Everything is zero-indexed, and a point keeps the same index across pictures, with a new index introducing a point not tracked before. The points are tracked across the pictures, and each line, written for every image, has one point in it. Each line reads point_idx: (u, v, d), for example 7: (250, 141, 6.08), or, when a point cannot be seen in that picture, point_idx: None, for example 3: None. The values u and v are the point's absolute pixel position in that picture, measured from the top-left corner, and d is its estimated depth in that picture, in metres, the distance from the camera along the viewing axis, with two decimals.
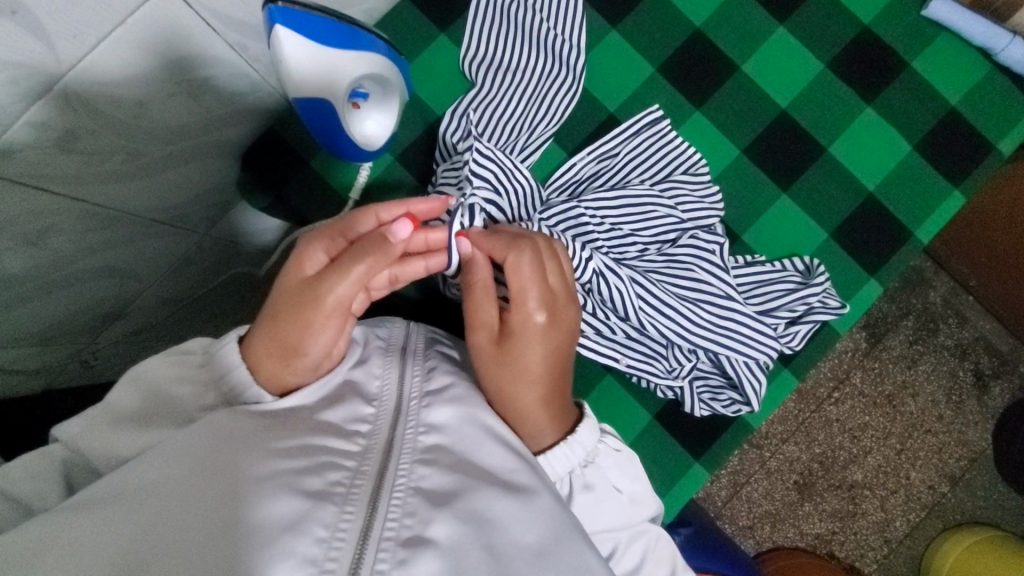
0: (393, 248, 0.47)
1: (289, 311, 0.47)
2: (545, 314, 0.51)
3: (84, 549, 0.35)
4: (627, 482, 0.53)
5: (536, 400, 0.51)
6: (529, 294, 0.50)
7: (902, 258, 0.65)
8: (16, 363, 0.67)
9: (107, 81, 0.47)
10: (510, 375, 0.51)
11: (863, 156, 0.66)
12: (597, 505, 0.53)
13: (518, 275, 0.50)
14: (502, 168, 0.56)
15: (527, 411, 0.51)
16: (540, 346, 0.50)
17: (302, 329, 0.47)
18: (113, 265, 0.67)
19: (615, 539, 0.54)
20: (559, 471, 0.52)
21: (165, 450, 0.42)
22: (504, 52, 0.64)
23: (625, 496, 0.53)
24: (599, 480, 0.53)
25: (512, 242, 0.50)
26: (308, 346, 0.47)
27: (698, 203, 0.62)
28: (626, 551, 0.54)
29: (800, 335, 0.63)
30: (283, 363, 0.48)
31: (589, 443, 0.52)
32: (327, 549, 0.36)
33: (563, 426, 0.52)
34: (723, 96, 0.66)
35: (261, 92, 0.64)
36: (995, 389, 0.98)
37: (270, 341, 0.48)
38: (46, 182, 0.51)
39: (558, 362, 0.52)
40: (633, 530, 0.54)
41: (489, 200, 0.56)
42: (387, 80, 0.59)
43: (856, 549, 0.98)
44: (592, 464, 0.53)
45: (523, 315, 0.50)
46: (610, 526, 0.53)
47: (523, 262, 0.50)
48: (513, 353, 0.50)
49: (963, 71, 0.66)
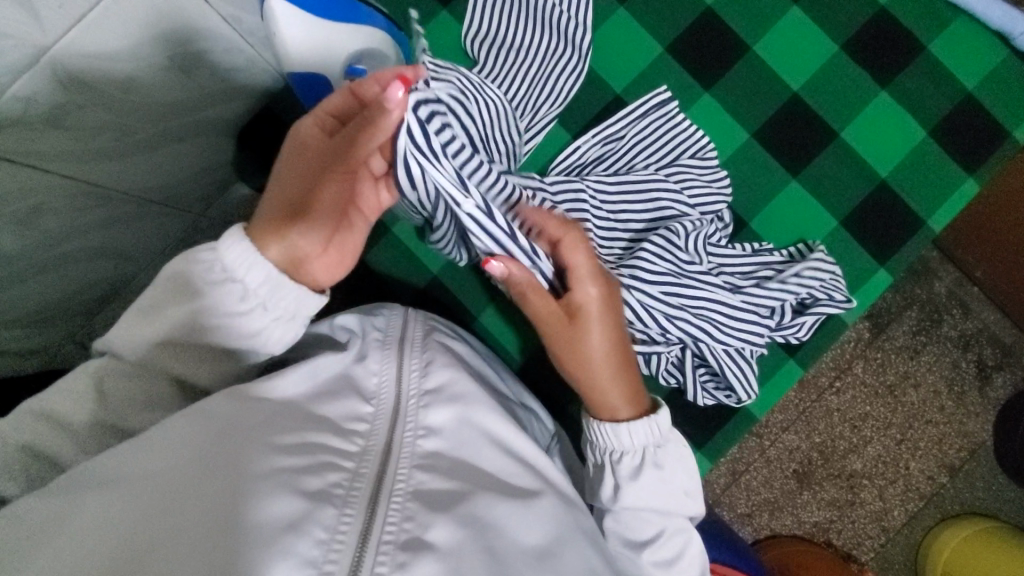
0: (384, 126, 0.44)
1: (291, 192, 0.49)
2: (603, 292, 0.50)
3: (78, 543, 0.35)
4: (688, 474, 0.53)
5: (609, 365, 0.52)
6: (588, 275, 0.50)
7: (915, 245, 0.63)
8: (10, 343, 0.66)
9: (96, 55, 0.46)
10: (578, 355, 0.52)
11: (876, 142, 0.64)
12: (660, 485, 0.51)
13: (576, 262, 0.49)
14: (466, 79, 0.51)
15: (603, 375, 0.52)
16: (600, 327, 0.51)
17: (302, 220, 0.49)
18: (105, 245, 0.65)
19: (661, 526, 0.51)
20: (630, 445, 0.52)
21: (157, 440, 0.41)
22: (508, 30, 0.62)
23: (682, 487, 0.52)
24: (668, 463, 0.52)
25: (564, 226, 0.49)
26: (302, 235, 0.49)
27: (705, 186, 0.61)
28: (668, 541, 0.51)
29: (806, 326, 0.61)
30: (286, 245, 0.49)
31: (667, 427, 0.52)
32: (326, 551, 0.35)
33: (639, 406, 0.53)
34: (734, 78, 0.64)
35: (257, 68, 0.63)
36: (997, 380, 0.97)
37: (280, 221, 0.49)
38: (36, 158, 0.49)
39: (615, 334, 0.52)
40: (678, 524, 0.52)
41: (455, 98, 0.49)
42: (382, 53, 0.57)
43: (853, 538, 0.98)
44: (664, 446, 0.52)
45: (585, 298, 0.50)
46: (660, 509, 0.51)
47: (579, 245, 0.49)
48: (580, 335, 0.51)
49: (980, 55, 0.63)
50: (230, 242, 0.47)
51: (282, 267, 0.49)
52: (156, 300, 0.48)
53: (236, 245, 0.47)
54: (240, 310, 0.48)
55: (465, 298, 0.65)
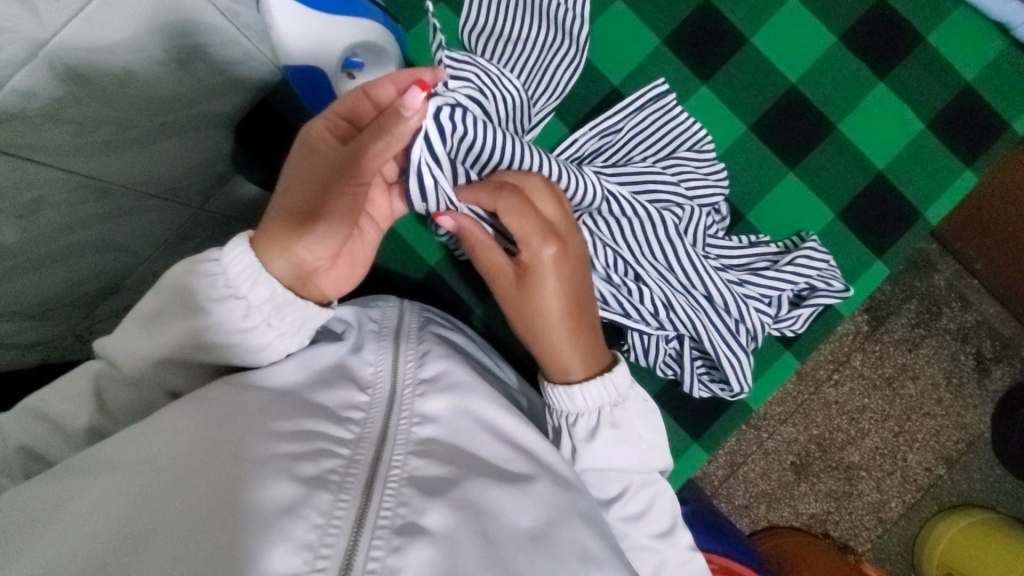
0: (405, 129, 0.43)
1: (293, 200, 0.47)
2: (556, 249, 0.50)
3: (77, 530, 0.35)
4: (649, 430, 0.53)
5: (568, 334, 0.51)
6: (535, 233, 0.49)
7: (912, 238, 0.64)
8: (12, 336, 0.67)
9: (93, 49, 0.46)
10: (530, 316, 0.52)
11: (873, 134, 0.64)
12: (619, 445, 0.52)
13: (516, 219, 0.48)
14: (485, 74, 0.51)
15: (562, 345, 0.51)
16: (552, 287, 0.50)
17: (308, 231, 0.47)
18: (105, 238, 0.66)
19: (627, 480, 0.53)
20: (584, 408, 0.52)
21: (154, 430, 0.41)
22: (507, 23, 0.61)
23: (646, 442, 0.53)
24: (626, 422, 0.52)
25: (498, 188, 0.49)
26: (310, 245, 0.48)
27: (702, 179, 0.61)
28: (635, 494, 0.53)
29: (802, 319, 0.62)
30: (293, 252, 0.48)
31: (622, 385, 0.52)
32: (322, 536, 0.35)
33: (597, 367, 0.53)
34: (732, 69, 0.64)
35: (254, 61, 0.63)
36: (995, 373, 0.98)
37: (283, 231, 0.47)
38: (33, 152, 0.49)
39: (573, 300, 0.51)
40: (645, 476, 0.54)
41: (474, 98, 0.49)
42: (381, 48, 0.56)
43: (850, 529, 0.99)
44: (621, 405, 0.52)
45: (534, 254, 0.50)
46: (625, 467, 0.53)
47: (515, 206, 0.48)
48: (529, 294, 0.51)
49: (980, 46, 0.63)
50: (237, 255, 0.47)
51: (287, 278, 0.48)
52: (154, 308, 0.49)
53: (242, 258, 0.47)
54: (243, 325, 0.48)
55: (464, 293, 0.66)
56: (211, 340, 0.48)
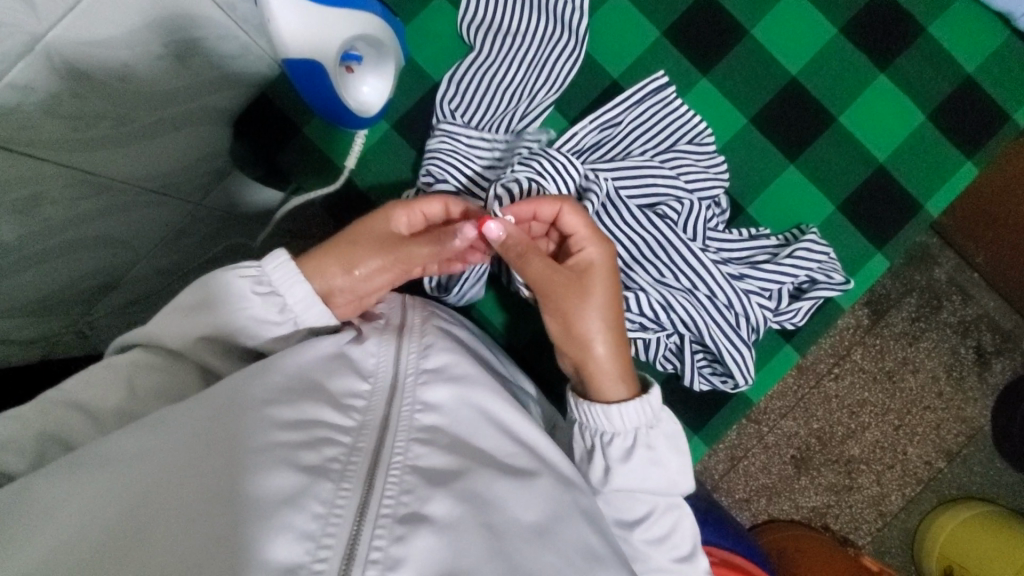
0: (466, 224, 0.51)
1: (346, 247, 0.53)
2: (608, 252, 0.53)
3: (78, 522, 0.35)
4: (681, 454, 0.53)
5: (613, 348, 0.52)
6: (591, 236, 0.53)
7: (913, 231, 0.64)
8: (13, 333, 0.67)
9: (90, 43, 0.45)
10: (581, 324, 0.52)
11: (874, 126, 0.64)
12: (650, 467, 0.52)
13: (580, 226, 0.52)
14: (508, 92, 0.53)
15: (608, 359, 0.52)
16: (605, 290, 0.52)
17: (350, 271, 0.53)
18: (105, 233, 0.65)
19: (653, 503, 0.53)
20: (620, 427, 0.51)
21: (155, 422, 0.41)
22: (505, 17, 0.62)
23: (677, 466, 0.52)
24: (660, 444, 0.52)
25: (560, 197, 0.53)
26: (351, 284, 0.53)
27: (701, 172, 0.61)
28: (660, 517, 0.52)
29: (802, 311, 0.62)
30: (335, 279, 0.53)
31: (657, 406, 0.52)
32: (324, 525, 0.35)
33: (634, 387, 0.53)
34: (733, 61, 0.64)
35: (251, 55, 0.62)
36: (996, 366, 0.98)
37: (329, 259, 0.53)
38: (30, 146, 0.48)
39: (615, 312, 0.53)
40: (672, 500, 0.53)
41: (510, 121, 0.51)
42: (380, 40, 0.58)
43: (850, 522, 0.99)
44: (657, 427, 0.52)
45: (591, 255, 0.52)
46: (653, 489, 0.52)
47: (578, 209, 0.52)
48: (583, 298, 0.51)
49: (980, 37, 0.63)
50: (277, 264, 0.51)
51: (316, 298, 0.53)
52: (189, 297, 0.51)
53: (282, 266, 0.51)
54: (273, 317, 0.51)
55: None
56: (234, 324, 0.50)
